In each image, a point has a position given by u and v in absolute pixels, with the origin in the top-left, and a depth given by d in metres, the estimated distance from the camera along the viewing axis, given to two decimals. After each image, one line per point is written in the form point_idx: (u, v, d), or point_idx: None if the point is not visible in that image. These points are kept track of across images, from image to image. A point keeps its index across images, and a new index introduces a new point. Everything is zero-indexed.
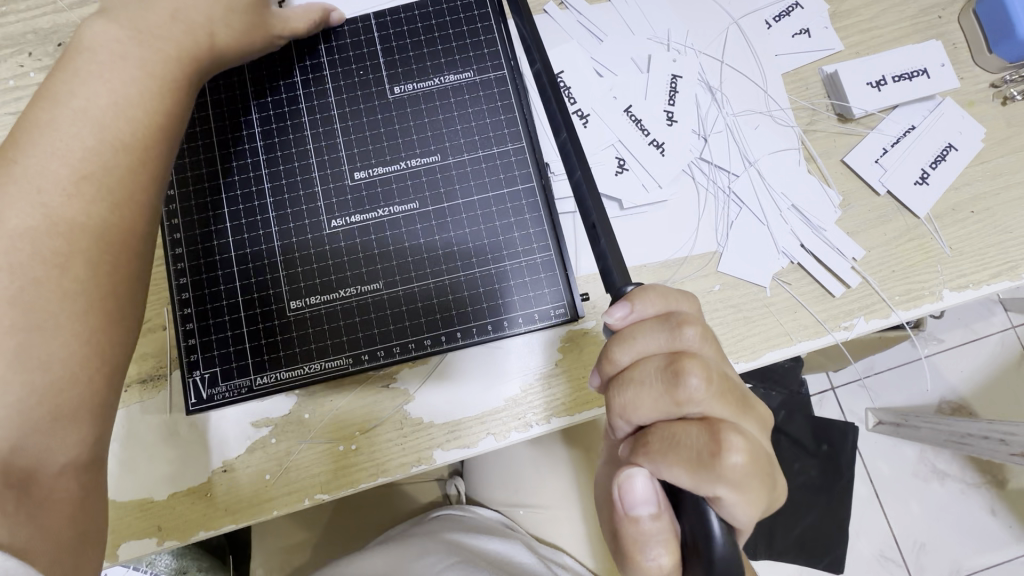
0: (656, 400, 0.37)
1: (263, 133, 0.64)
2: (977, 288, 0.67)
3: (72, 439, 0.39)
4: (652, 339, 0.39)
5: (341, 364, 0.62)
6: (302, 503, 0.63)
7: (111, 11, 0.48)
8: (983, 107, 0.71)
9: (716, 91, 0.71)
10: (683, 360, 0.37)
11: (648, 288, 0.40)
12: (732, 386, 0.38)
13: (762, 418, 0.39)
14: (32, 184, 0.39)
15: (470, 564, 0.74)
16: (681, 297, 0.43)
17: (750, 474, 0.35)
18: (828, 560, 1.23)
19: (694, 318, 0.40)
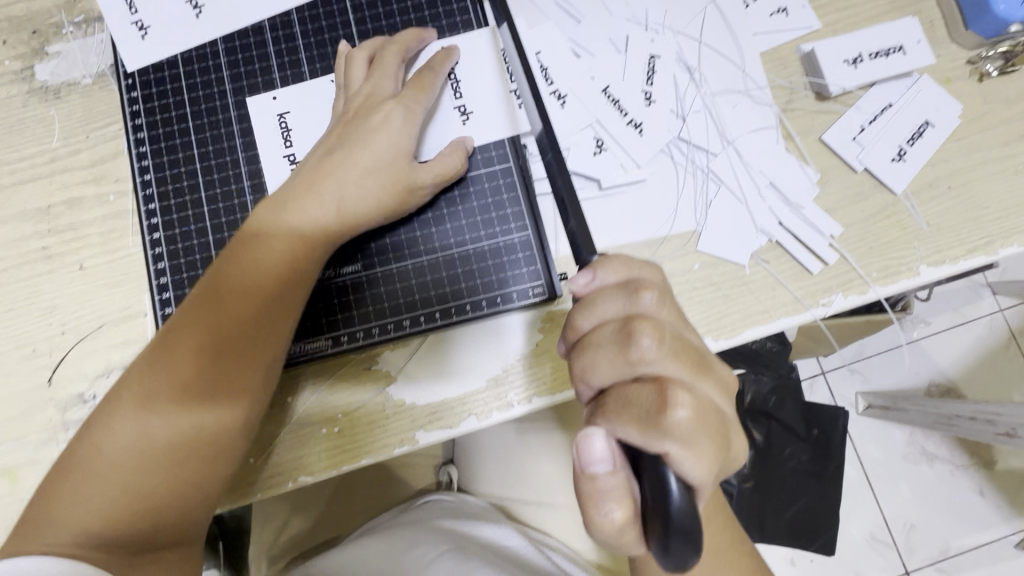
0: (611, 361, 0.39)
1: (240, 118, 0.67)
2: (954, 263, 0.68)
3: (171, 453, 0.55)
4: (611, 304, 0.41)
5: (322, 346, 0.64)
6: (286, 486, 0.64)
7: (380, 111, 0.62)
8: (960, 84, 0.71)
9: (694, 71, 0.71)
10: (636, 322, 0.39)
11: (610, 257, 0.42)
12: (686, 349, 0.39)
13: (720, 381, 0.40)
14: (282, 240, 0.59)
15: (461, 551, 0.75)
16: (646, 268, 0.44)
17: (698, 432, 0.36)
18: (820, 543, 1.25)
19: (653, 285, 0.42)
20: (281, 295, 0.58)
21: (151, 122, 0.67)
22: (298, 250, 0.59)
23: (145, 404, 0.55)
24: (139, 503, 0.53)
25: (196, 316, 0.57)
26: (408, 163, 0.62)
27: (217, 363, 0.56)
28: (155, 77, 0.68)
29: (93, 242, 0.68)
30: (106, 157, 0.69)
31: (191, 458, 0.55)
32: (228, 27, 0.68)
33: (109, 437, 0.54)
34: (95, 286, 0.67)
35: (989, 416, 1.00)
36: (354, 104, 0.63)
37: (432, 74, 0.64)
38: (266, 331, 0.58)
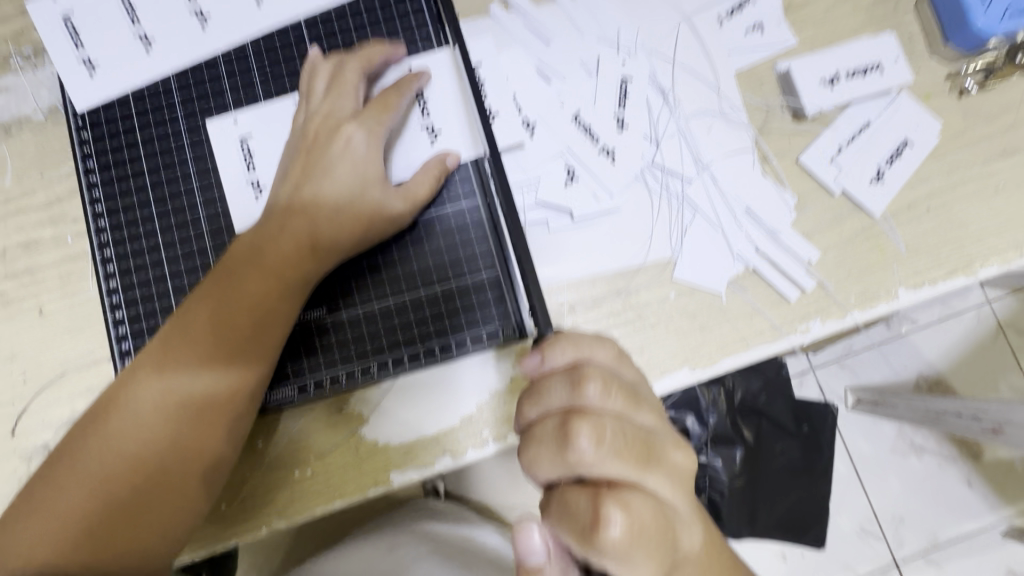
0: (552, 460, 0.40)
1: (197, 157, 0.65)
2: (933, 285, 0.67)
3: (158, 453, 0.52)
4: (556, 393, 0.42)
5: (288, 395, 0.63)
6: (261, 530, 0.62)
7: (345, 131, 0.60)
8: (939, 100, 0.69)
9: (668, 93, 0.69)
10: (574, 421, 0.40)
11: (558, 340, 0.43)
12: (631, 443, 0.40)
13: (670, 471, 0.41)
14: (247, 266, 0.57)
15: (442, 551, 0.72)
16: (596, 344, 0.45)
17: (633, 540, 0.37)
18: (808, 535, 1.22)
19: (600, 369, 0.42)
20: (259, 330, 0.56)
21: (104, 165, 0.65)
22: (272, 268, 0.57)
23: (119, 436, 0.52)
24: (109, 533, 0.50)
25: (174, 346, 0.55)
26: (377, 190, 0.60)
27: (194, 396, 0.54)
28: (106, 117, 0.66)
29: (52, 286, 0.64)
30: (62, 197, 0.65)
31: (166, 493, 0.52)
32: (180, 62, 0.66)
33: (77, 469, 0.51)
34: (57, 332, 0.64)
35: (974, 412, 1.01)
36: (312, 125, 0.61)
37: (397, 93, 0.62)
38: (244, 365, 0.56)
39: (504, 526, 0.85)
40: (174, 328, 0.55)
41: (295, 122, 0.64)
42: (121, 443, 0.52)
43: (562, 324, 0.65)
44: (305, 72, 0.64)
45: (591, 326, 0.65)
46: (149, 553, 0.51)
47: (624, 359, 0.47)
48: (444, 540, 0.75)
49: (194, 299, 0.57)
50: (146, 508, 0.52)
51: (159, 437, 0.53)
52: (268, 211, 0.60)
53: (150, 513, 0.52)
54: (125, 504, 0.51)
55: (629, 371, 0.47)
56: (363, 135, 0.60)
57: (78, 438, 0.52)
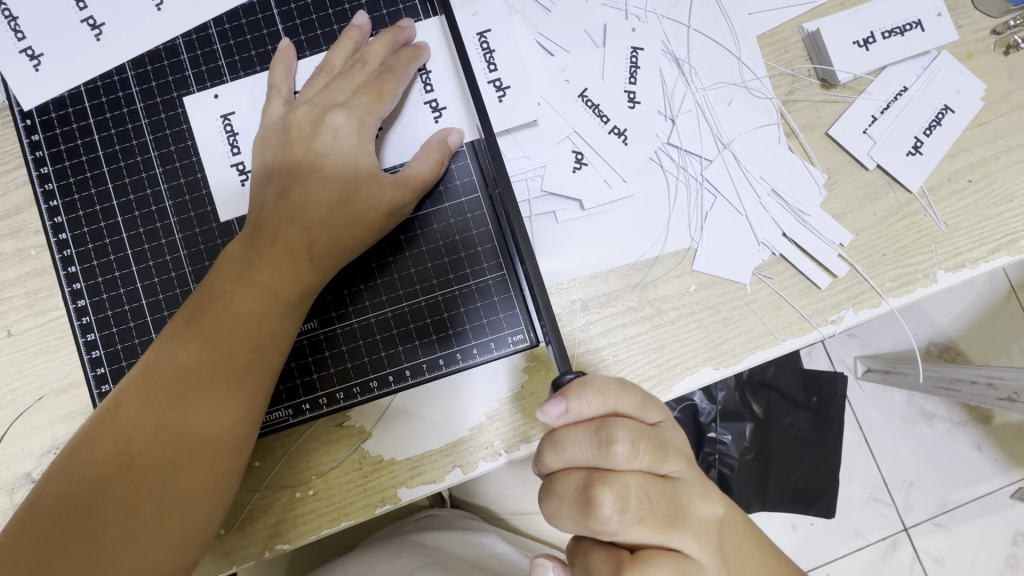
0: (574, 522, 0.39)
1: (163, 157, 0.59)
2: (975, 266, 0.62)
3: (157, 448, 0.48)
4: (580, 449, 0.39)
5: (282, 416, 0.58)
6: (263, 555, 0.58)
7: (327, 120, 0.54)
8: (983, 59, 0.63)
9: (683, 63, 0.62)
10: (597, 485, 0.38)
11: (586, 387, 0.39)
12: (655, 507, 0.39)
13: (697, 527, 0.40)
14: (233, 276, 0.52)
15: (440, 564, 0.70)
16: (622, 392, 0.41)
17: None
18: (820, 506, 1.16)
19: (630, 424, 0.39)
20: (258, 347, 0.51)
21: (60, 171, 0.59)
22: (260, 270, 0.52)
23: (112, 471, 0.47)
24: (106, 534, 0.47)
25: (165, 372, 0.50)
26: (368, 183, 0.54)
27: (190, 425, 0.49)
28: (58, 116, 0.59)
29: (18, 304, 0.58)
30: (21, 206, 0.59)
31: (164, 529, 0.48)
32: (136, 49, 0.59)
33: (66, 508, 0.47)
34: (28, 355, 0.58)
35: (989, 378, 0.89)
36: (293, 117, 0.54)
37: (394, 78, 0.56)
38: (245, 389, 0.51)
39: (507, 530, 0.82)
40: (162, 348, 0.51)
41: (272, 117, 0.57)
42: (113, 476, 0.47)
43: (574, 324, 0.60)
44: (288, 71, 0.58)
45: (607, 324, 0.60)
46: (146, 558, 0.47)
47: (650, 403, 0.43)
48: (438, 552, 0.73)
49: (184, 320, 0.51)
50: (143, 545, 0.47)
51: (157, 469, 0.48)
52: (256, 220, 0.54)
53: (148, 551, 0.47)
54: (120, 543, 0.47)
55: (656, 413, 0.44)
56: (352, 121, 0.54)
57: (60, 468, 0.48)
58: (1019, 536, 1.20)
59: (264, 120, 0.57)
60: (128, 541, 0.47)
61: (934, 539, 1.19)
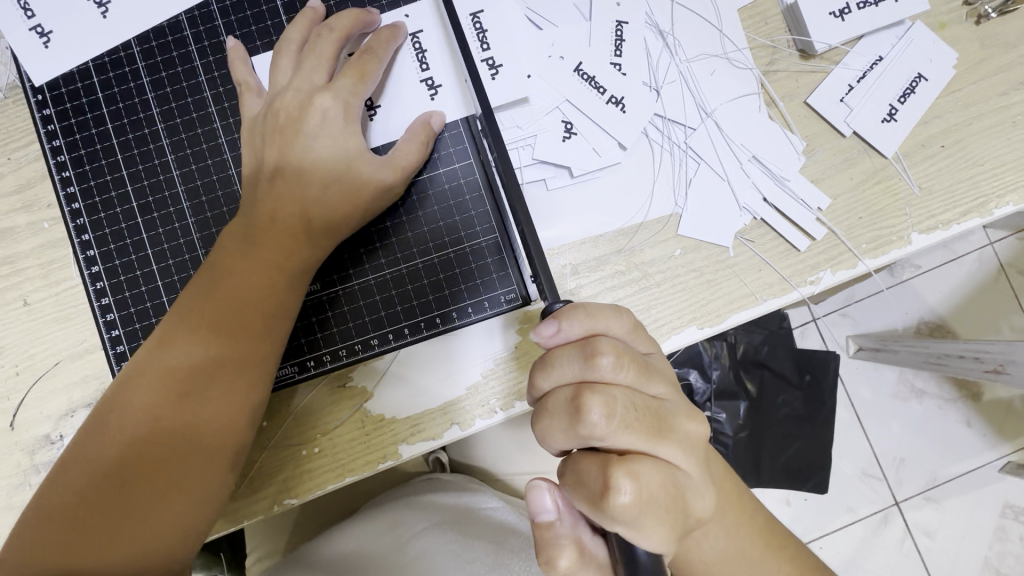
0: (564, 433, 0.42)
1: (170, 130, 0.61)
2: (947, 228, 0.64)
3: (176, 415, 0.51)
4: (568, 366, 0.43)
5: (288, 373, 0.61)
6: (273, 510, 0.61)
7: (338, 92, 0.56)
8: (956, 29, 0.65)
9: (668, 35, 0.65)
10: (584, 395, 0.41)
11: (574, 309, 0.44)
12: (641, 416, 0.42)
13: (682, 439, 0.43)
14: (233, 255, 0.55)
15: (446, 525, 0.75)
16: (613, 316, 0.46)
17: (640, 509, 0.39)
18: (812, 483, 1.20)
19: (613, 342, 0.44)
20: (269, 319, 0.54)
21: (71, 144, 0.61)
22: (265, 246, 0.55)
23: (136, 434, 0.50)
24: (130, 496, 0.49)
25: (182, 346, 0.52)
26: (364, 160, 0.57)
27: (206, 389, 0.52)
28: (68, 91, 0.61)
29: (34, 274, 0.61)
30: (33, 181, 0.61)
31: (188, 487, 0.50)
32: (141, 27, 0.61)
33: (93, 472, 0.49)
34: (44, 323, 0.61)
35: (977, 352, 0.93)
36: (280, 103, 0.57)
37: (375, 58, 0.58)
38: (258, 356, 0.54)
39: (504, 490, 0.86)
40: (176, 324, 0.53)
41: (251, 109, 0.59)
42: (137, 441, 0.50)
43: (565, 287, 0.63)
44: (247, 66, 0.60)
45: (595, 287, 0.63)
46: (169, 517, 0.50)
47: (640, 330, 0.48)
48: (441, 513, 0.77)
49: (195, 293, 0.54)
50: (170, 501, 0.50)
51: (179, 433, 0.51)
52: (249, 197, 0.57)
53: (176, 505, 0.50)
54: (148, 500, 0.49)
55: (644, 344, 0.48)
56: (338, 105, 0.56)
57: (86, 439, 0.50)
58: (1007, 509, 1.23)
59: (244, 114, 0.60)
60: (153, 500, 0.49)
61: (924, 513, 1.23)
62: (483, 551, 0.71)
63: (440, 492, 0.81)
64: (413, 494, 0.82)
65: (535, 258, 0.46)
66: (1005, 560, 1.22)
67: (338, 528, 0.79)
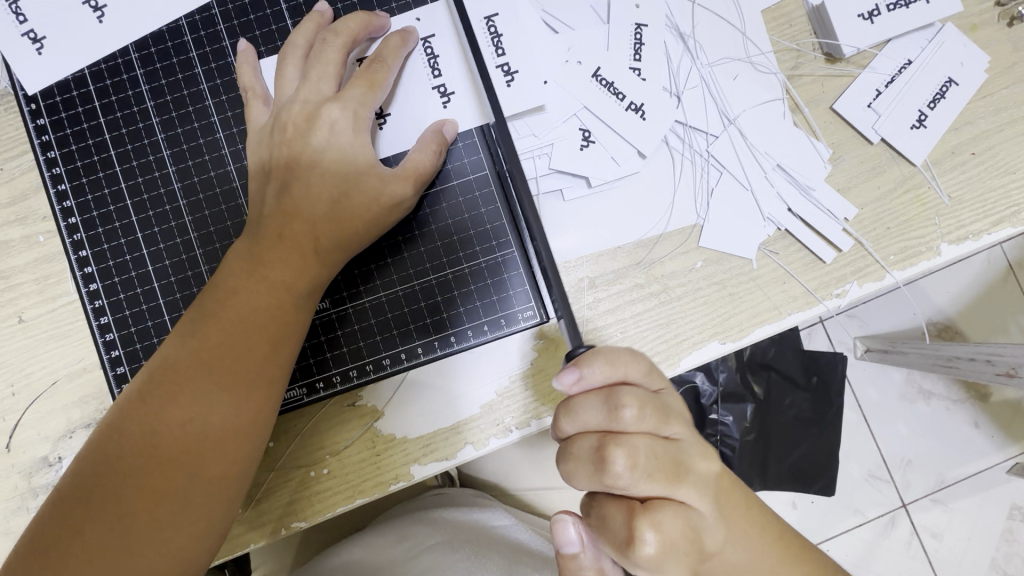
0: (588, 478, 0.41)
1: (170, 140, 0.59)
2: (977, 239, 0.62)
3: (180, 441, 0.48)
4: (591, 414, 0.42)
5: (296, 395, 0.58)
6: (280, 533, 0.59)
7: (347, 101, 0.54)
8: (987, 31, 0.63)
9: (688, 39, 0.62)
10: (609, 446, 0.40)
11: (596, 355, 0.41)
12: (661, 465, 0.41)
13: (698, 481, 0.43)
14: (239, 274, 0.52)
15: (456, 541, 0.72)
16: (631, 359, 0.44)
17: (663, 557, 0.40)
18: (820, 485, 1.18)
19: (637, 391, 0.42)
20: (277, 341, 0.52)
21: (67, 155, 0.59)
22: (272, 264, 0.52)
23: (135, 463, 0.48)
24: (130, 528, 0.47)
25: (185, 368, 0.50)
26: (375, 173, 0.54)
27: (210, 416, 0.49)
28: (62, 100, 0.59)
29: (29, 290, 0.58)
30: (28, 192, 0.58)
31: (186, 517, 0.48)
32: (139, 31, 0.59)
33: (93, 500, 0.47)
34: (40, 340, 0.58)
35: (989, 355, 0.89)
36: (287, 116, 0.54)
37: (384, 66, 0.55)
38: (265, 380, 0.51)
39: (515, 508, 0.83)
40: (181, 345, 0.51)
41: (256, 120, 0.57)
42: (138, 469, 0.48)
43: (583, 301, 0.60)
44: (254, 70, 0.58)
45: (614, 301, 0.60)
46: (170, 550, 0.47)
47: (654, 370, 0.45)
48: (450, 530, 0.74)
49: (197, 315, 0.52)
50: (169, 533, 0.47)
51: (181, 462, 0.48)
52: (257, 212, 0.55)
53: (175, 538, 0.47)
54: (145, 532, 0.47)
55: (659, 381, 0.46)
56: (348, 116, 0.54)
57: (87, 465, 0.48)
58: (1014, 510, 1.22)
59: (250, 125, 0.57)
60: (154, 533, 0.47)
61: (932, 515, 1.21)
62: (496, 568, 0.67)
63: (455, 509, 0.79)
64: (422, 512, 0.80)
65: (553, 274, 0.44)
66: (1013, 562, 1.21)
67: (344, 545, 0.76)
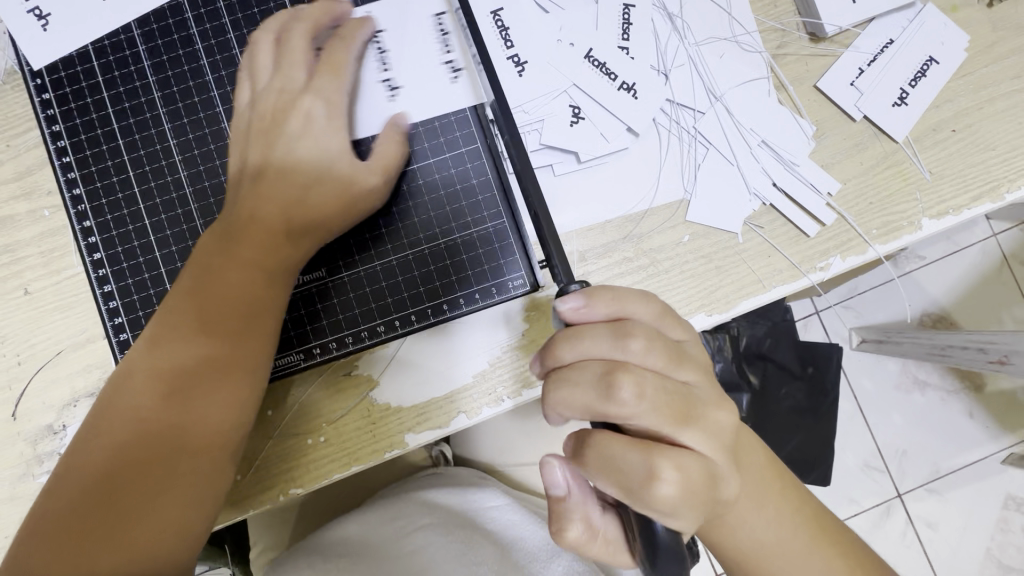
0: (591, 407, 0.41)
1: (171, 114, 0.60)
2: (958, 213, 0.63)
3: (176, 411, 0.50)
4: (600, 342, 0.43)
5: (293, 361, 0.60)
6: (279, 499, 0.60)
7: (321, 90, 0.55)
8: (967, 13, 0.64)
9: (676, 18, 0.64)
10: (617, 372, 0.41)
11: (604, 289, 0.44)
12: (674, 402, 0.41)
13: (709, 427, 0.42)
14: (238, 242, 0.54)
15: (445, 525, 0.74)
16: (640, 300, 0.45)
17: (680, 500, 0.40)
18: (816, 473, 1.19)
19: (643, 325, 0.43)
20: (269, 313, 0.54)
21: (71, 129, 0.60)
22: (269, 233, 0.54)
23: (121, 446, 0.49)
24: (131, 496, 0.48)
25: (179, 341, 0.52)
26: (352, 163, 0.56)
27: (205, 385, 0.51)
28: (67, 75, 0.60)
29: (35, 263, 0.60)
30: (33, 167, 0.60)
31: (186, 485, 0.50)
32: (141, 9, 0.61)
33: (91, 471, 0.48)
34: (45, 312, 0.60)
35: (982, 343, 0.91)
36: (264, 103, 0.56)
37: (342, 49, 0.57)
38: (258, 351, 0.54)
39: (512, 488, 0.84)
40: (172, 319, 0.52)
41: (241, 104, 0.58)
42: (135, 440, 0.49)
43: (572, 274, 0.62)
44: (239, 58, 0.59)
45: (603, 274, 0.62)
46: (171, 515, 0.49)
47: (668, 315, 0.47)
48: (440, 513, 0.76)
49: (191, 288, 0.53)
50: (170, 500, 0.49)
51: (179, 432, 0.50)
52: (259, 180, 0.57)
53: (175, 504, 0.49)
54: (132, 512, 0.48)
55: (680, 332, 0.47)
56: (323, 102, 0.55)
57: (83, 439, 0.50)
58: (1009, 500, 1.23)
59: (236, 108, 0.58)
60: (153, 500, 0.49)
61: (926, 504, 1.22)
62: (485, 563, 0.68)
63: (444, 491, 0.80)
64: (417, 490, 0.81)
65: (545, 224, 0.46)
66: (1007, 552, 1.22)
67: (342, 518, 0.79)
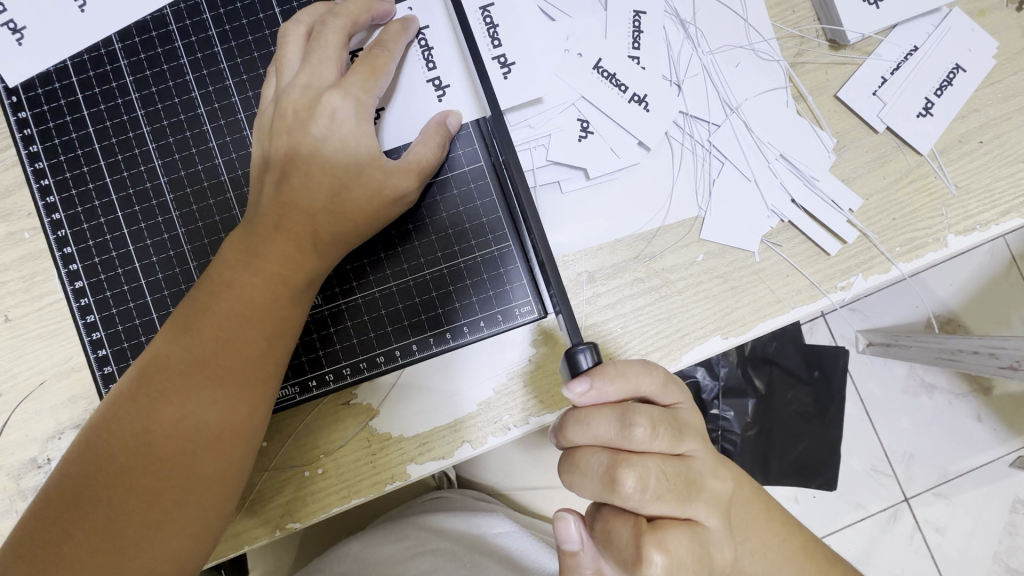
0: (595, 491, 0.42)
1: (156, 133, 0.57)
2: (985, 230, 0.60)
3: (172, 439, 0.47)
4: (603, 427, 0.42)
5: (289, 394, 0.57)
6: (274, 535, 0.57)
7: (345, 85, 0.52)
8: (995, 16, 0.61)
9: (689, 25, 0.60)
10: (621, 464, 0.40)
11: (608, 367, 0.41)
12: (674, 485, 0.41)
13: (709, 500, 0.42)
14: (229, 274, 0.51)
15: (444, 552, 0.70)
16: (644, 373, 0.44)
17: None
18: (822, 479, 1.16)
19: (648, 408, 0.42)
20: (273, 337, 0.50)
21: (50, 149, 0.57)
22: (262, 259, 0.51)
23: (128, 461, 0.46)
24: (122, 528, 0.46)
25: (176, 365, 0.48)
26: (373, 169, 0.52)
27: (204, 413, 0.48)
28: (44, 93, 0.57)
29: (15, 289, 0.57)
30: (12, 188, 0.57)
31: (180, 518, 0.47)
32: (123, 21, 0.57)
33: (80, 500, 0.46)
34: (27, 339, 0.57)
35: (990, 348, 0.86)
36: (287, 100, 0.52)
37: (386, 53, 0.53)
38: (260, 379, 0.49)
39: (515, 512, 0.82)
40: (172, 341, 0.49)
41: (266, 98, 0.55)
42: (127, 470, 0.46)
43: (581, 297, 0.59)
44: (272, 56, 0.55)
45: (613, 296, 0.59)
46: (162, 550, 0.46)
47: (670, 384, 0.45)
48: (438, 538, 0.73)
49: (191, 310, 0.50)
50: (161, 534, 0.46)
51: (173, 463, 0.47)
52: (253, 205, 0.53)
53: (167, 538, 0.46)
54: (139, 528, 0.46)
55: (674, 395, 0.46)
56: (349, 104, 0.52)
57: (74, 465, 0.47)
58: (1017, 504, 1.20)
59: (262, 105, 0.55)
60: (145, 533, 0.46)
61: (934, 509, 1.19)
62: None
63: (456, 515, 0.76)
64: (417, 514, 0.79)
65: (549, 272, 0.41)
66: (1015, 555, 1.19)
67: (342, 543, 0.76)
